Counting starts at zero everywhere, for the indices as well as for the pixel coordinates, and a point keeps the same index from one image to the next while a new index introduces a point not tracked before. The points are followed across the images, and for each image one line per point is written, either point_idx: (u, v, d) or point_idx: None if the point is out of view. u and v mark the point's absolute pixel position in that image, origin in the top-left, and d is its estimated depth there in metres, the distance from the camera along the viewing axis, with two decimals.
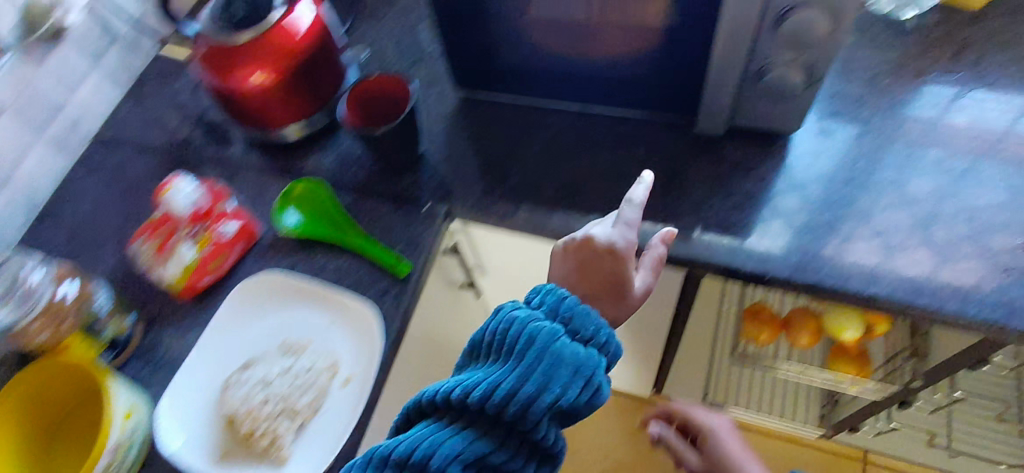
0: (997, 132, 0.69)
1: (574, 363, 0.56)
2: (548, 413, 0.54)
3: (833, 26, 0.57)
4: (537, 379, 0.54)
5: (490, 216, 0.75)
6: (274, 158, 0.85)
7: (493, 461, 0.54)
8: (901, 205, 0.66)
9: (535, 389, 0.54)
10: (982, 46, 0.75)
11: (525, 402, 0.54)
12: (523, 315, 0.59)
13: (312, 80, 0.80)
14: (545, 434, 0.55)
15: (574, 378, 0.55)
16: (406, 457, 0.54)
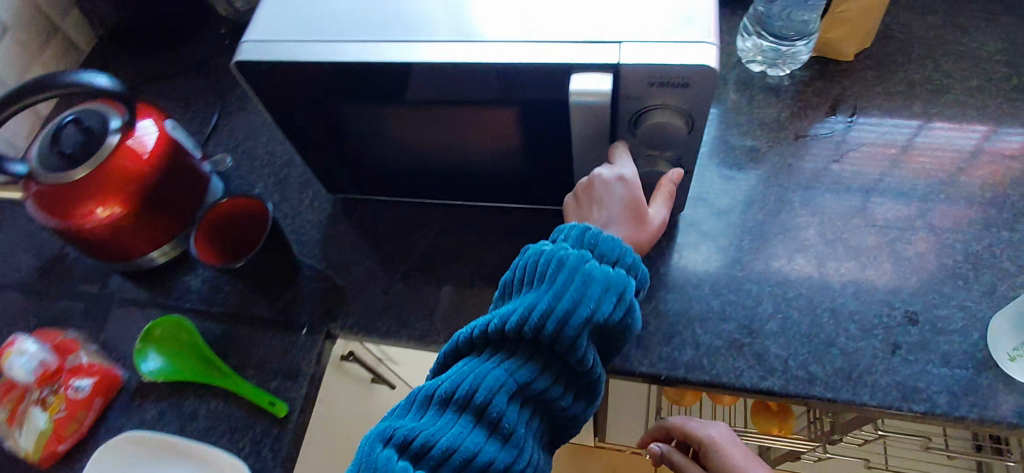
0: (894, 144, 0.71)
1: (603, 279, 0.52)
2: (586, 327, 0.51)
3: (688, 128, 0.54)
4: (567, 297, 0.51)
5: (372, 334, 0.70)
6: (143, 284, 0.78)
7: (536, 388, 0.51)
8: (807, 237, 0.68)
9: (568, 304, 0.50)
10: (856, 98, 0.75)
11: (565, 323, 0.50)
12: (551, 246, 0.55)
13: (162, 205, 0.72)
14: (586, 354, 0.51)
15: (606, 296, 0.51)
16: (447, 395, 0.50)
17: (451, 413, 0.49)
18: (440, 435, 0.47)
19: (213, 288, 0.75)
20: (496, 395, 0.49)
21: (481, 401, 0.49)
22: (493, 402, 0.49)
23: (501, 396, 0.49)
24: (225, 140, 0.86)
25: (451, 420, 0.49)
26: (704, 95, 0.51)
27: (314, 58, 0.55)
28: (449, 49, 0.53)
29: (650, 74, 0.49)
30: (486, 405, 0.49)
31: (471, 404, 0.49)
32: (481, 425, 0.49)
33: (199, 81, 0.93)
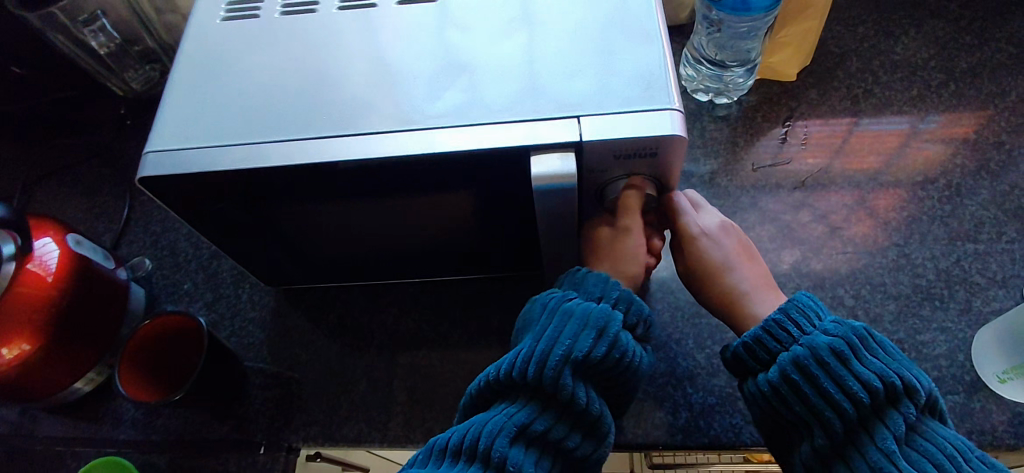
0: (837, 134, 0.73)
1: (582, 314, 0.50)
2: (569, 365, 0.48)
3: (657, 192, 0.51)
4: (547, 338, 0.49)
5: (341, 441, 0.63)
6: (65, 416, 0.68)
7: (538, 430, 0.48)
8: (771, 247, 0.67)
9: (548, 344, 0.49)
10: (804, 118, 0.74)
11: (550, 360, 0.48)
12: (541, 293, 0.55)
13: (77, 329, 0.63)
14: (580, 392, 0.48)
15: (584, 331, 0.49)
16: (451, 446, 0.47)
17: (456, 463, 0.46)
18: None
19: (149, 414, 0.66)
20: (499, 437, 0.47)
21: (485, 446, 0.46)
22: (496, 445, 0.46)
23: (503, 438, 0.47)
24: (142, 236, 0.77)
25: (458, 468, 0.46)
26: (672, 160, 0.48)
27: (237, 165, 0.49)
28: (390, 141, 0.48)
29: (614, 148, 0.46)
30: (486, 450, 0.46)
31: (476, 451, 0.46)
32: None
33: (103, 170, 0.83)
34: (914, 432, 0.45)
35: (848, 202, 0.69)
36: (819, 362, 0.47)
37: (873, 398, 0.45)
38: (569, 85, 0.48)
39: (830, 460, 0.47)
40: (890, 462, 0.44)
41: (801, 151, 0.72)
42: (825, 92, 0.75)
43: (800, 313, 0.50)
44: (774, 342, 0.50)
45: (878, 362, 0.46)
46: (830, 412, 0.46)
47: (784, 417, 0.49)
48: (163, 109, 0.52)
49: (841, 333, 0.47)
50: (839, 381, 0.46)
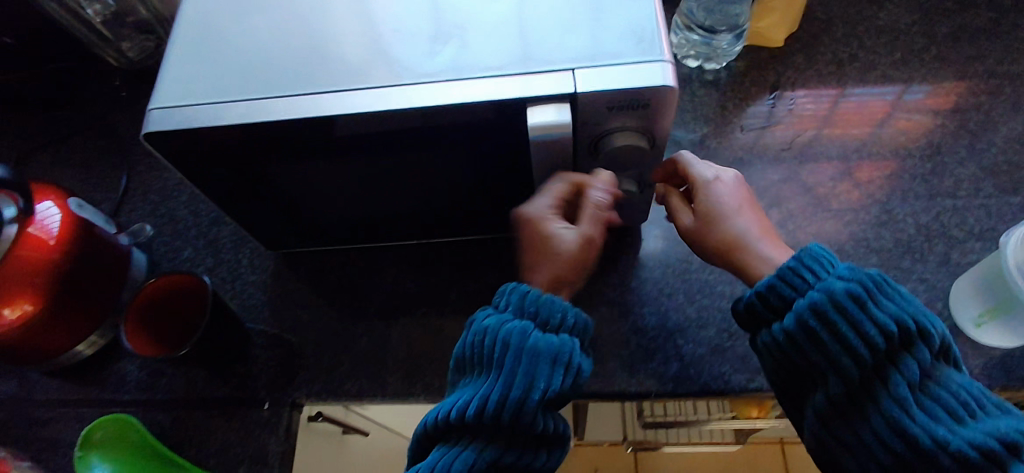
0: (821, 109, 0.74)
1: (548, 356, 0.49)
2: (541, 402, 0.48)
3: (651, 144, 0.53)
4: (518, 379, 0.48)
5: (345, 397, 0.65)
6: (69, 378, 0.69)
7: (506, 463, 0.49)
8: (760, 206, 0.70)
9: (518, 386, 0.48)
10: (792, 83, 0.76)
11: (511, 342, 0.49)
12: (492, 321, 0.51)
13: (79, 290, 0.64)
14: (547, 425, 0.49)
15: (554, 369, 0.49)
16: None
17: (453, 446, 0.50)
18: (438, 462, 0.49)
19: (152, 375, 0.67)
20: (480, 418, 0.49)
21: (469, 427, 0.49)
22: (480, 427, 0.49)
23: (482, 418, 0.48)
24: (141, 205, 0.78)
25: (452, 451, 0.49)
26: (665, 113, 0.49)
27: (237, 120, 0.50)
28: (390, 96, 0.49)
29: (609, 99, 0.48)
30: None
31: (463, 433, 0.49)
32: None
33: (98, 140, 0.83)
34: (926, 379, 0.47)
35: (834, 164, 0.71)
36: (839, 309, 0.47)
37: (890, 344, 0.46)
38: (564, 40, 0.49)
39: (843, 411, 0.48)
40: (905, 409, 0.46)
41: (789, 115, 0.74)
42: (813, 57, 0.77)
43: (813, 261, 0.51)
44: (789, 292, 0.50)
45: (896, 309, 0.47)
46: (850, 361, 0.47)
47: (797, 367, 0.50)
48: (164, 68, 0.53)
49: (857, 279, 0.48)
50: (860, 329, 0.46)
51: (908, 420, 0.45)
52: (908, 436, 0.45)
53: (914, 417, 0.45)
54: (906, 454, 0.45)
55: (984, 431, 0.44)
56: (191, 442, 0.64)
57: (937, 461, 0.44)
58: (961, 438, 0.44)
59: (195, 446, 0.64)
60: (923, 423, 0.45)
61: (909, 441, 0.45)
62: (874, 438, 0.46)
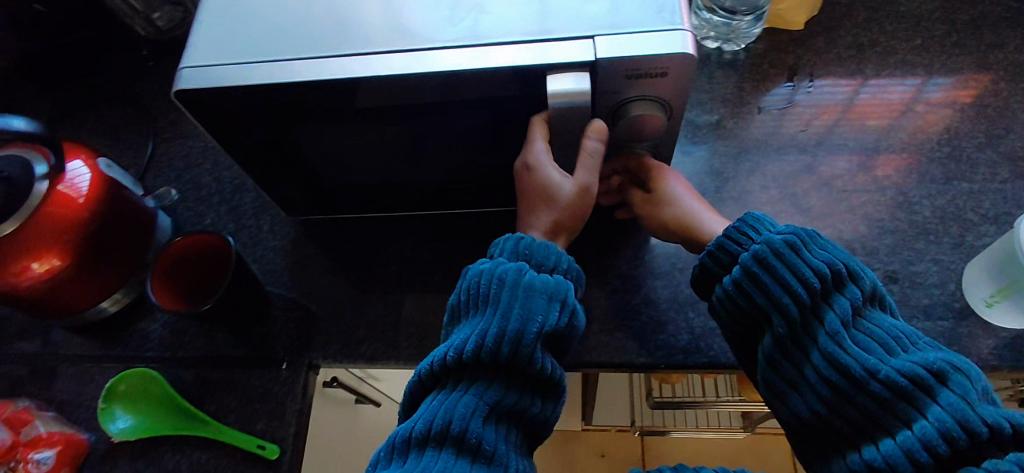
0: (837, 105, 0.74)
1: (546, 291, 0.52)
2: (540, 339, 0.50)
3: (668, 114, 0.53)
4: (520, 315, 0.50)
5: (361, 360, 0.67)
6: (95, 335, 0.71)
7: (508, 404, 0.49)
8: (775, 186, 0.70)
9: (521, 321, 0.50)
10: (811, 66, 0.76)
11: (509, 279, 0.52)
12: (489, 266, 0.54)
13: (106, 248, 0.66)
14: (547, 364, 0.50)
15: (551, 305, 0.51)
16: (416, 436, 0.47)
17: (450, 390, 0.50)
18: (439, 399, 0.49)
19: (175, 334, 0.69)
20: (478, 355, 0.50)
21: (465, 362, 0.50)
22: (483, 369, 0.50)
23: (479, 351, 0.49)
24: (166, 170, 0.80)
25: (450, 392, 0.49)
26: (683, 82, 0.50)
27: (292, 76, 0.51)
28: (443, 59, 0.50)
29: (628, 67, 0.48)
30: (463, 435, 0.46)
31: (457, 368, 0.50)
32: (462, 454, 0.46)
33: (126, 108, 0.85)
34: (861, 319, 0.49)
35: (850, 146, 0.71)
36: (774, 254, 0.52)
37: (823, 284, 0.50)
38: (586, 7, 0.50)
39: (787, 349, 0.52)
40: (837, 341, 0.48)
41: (807, 97, 0.75)
42: (832, 40, 0.77)
43: (756, 222, 0.56)
44: (736, 246, 0.56)
45: (826, 254, 0.51)
46: (786, 300, 0.51)
47: (747, 313, 0.54)
48: (195, 30, 0.54)
49: (791, 230, 0.53)
50: (793, 270, 0.51)
51: (839, 351, 0.48)
52: (840, 366, 0.48)
53: (844, 347, 0.48)
54: (841, 384, 0.48)
55: (915, 360, 0.45)
56: (212, 398, 0.66)
57: (868, 387, 0.46)
58: (889, 365, 0.46)
59: (215, 402, 0.65)
60: (854, 353, 0.47)
61: (842, 369, 0.48)
62: (812, 371, 0.49)
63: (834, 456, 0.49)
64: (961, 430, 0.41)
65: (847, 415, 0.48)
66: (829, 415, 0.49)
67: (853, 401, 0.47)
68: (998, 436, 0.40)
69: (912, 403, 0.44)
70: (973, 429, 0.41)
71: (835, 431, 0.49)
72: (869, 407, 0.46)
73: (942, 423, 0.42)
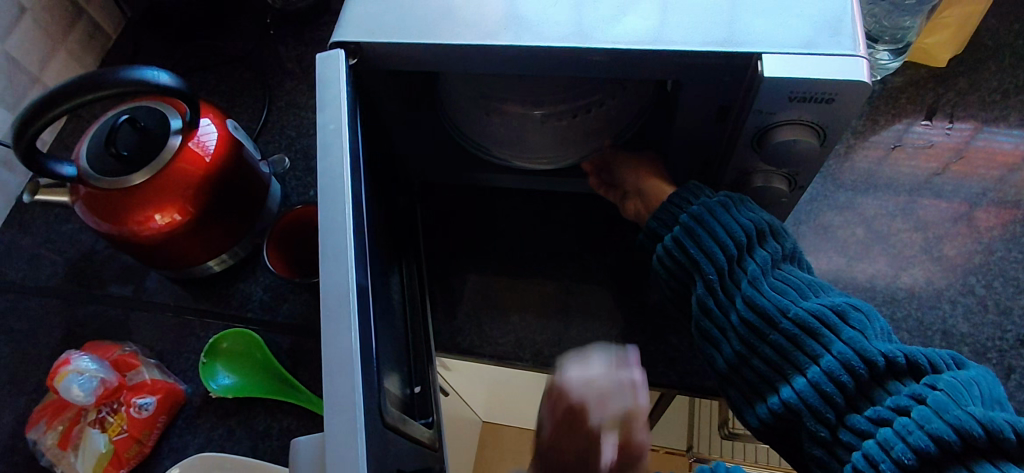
0: (953, 146, 0.71)
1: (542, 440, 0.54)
2: None
3: (821, 142, 0.51)
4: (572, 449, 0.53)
5: (454, 349, 0.68)
6: (198, 289, 0.73)
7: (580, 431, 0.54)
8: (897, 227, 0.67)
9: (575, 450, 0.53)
10: (951, 106, 0.73)
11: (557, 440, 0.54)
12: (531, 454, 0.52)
13: (223, 211, 0.67)
14: None
15: None
16: None
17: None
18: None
19: (276, 298, 0.71)
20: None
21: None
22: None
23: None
24: (278, 138, 0.83)
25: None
26: (848, 111, 0.48)
27: (320, 108, 0.50)
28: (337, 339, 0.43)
29: (796, 88, 0.46)
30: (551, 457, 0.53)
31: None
32: None
33: (245, 73, 0.88)
34: (780, 270, 0.52)
35: (983, 196, 0.68)
36: (706, 211, 0.55)
37: (747, 238, 0.53)
38: (755, 23, 0.48)
39: (714, 297, 0.53)
40: (756, 287, 0.51)
41: (944, 140, 0.71)
42: (978, 81, 0.74)
43: (694, 189, 0.58)
44: (673, 207, 0.57)
45: (751, 214, 0.54)
46: (715, 250, 0.53)
47: (682, 267, 0.56)
48: (346, 9, 0.55)
49: (720, 195, 0.56)
50: (722, 223, 0.54)
51: (757, 294, 0.50)
52: (759, 308, 0.50)
53: (762, 291, 0.50)
54: (758, 325, 0.50)
55: (825, 303, 0.48)
56: (306, 367, 0.66)
57: (781, 326, 0.48)
58: (801, 306, 0.48)
59: (309, 372, 0.66)
60: (770, 296, 0.50)
61: (762, 312, 0.50)
62: (735, 316, 0.51)
63: (755, 400, 0.51)
64: (860, 361, 0.44)
65: (764, 356, 0.49)
66: (749, 355, 0.50)
67: (768, 340, 0.49)
68: (893, 365, 0.44)
69: (818, 340, 0.47)
70: (871, 359, 0.44)
71: (752, 374, 0.50)
72: (785, 348, 0.48)
73: (845, 356, 0.45)
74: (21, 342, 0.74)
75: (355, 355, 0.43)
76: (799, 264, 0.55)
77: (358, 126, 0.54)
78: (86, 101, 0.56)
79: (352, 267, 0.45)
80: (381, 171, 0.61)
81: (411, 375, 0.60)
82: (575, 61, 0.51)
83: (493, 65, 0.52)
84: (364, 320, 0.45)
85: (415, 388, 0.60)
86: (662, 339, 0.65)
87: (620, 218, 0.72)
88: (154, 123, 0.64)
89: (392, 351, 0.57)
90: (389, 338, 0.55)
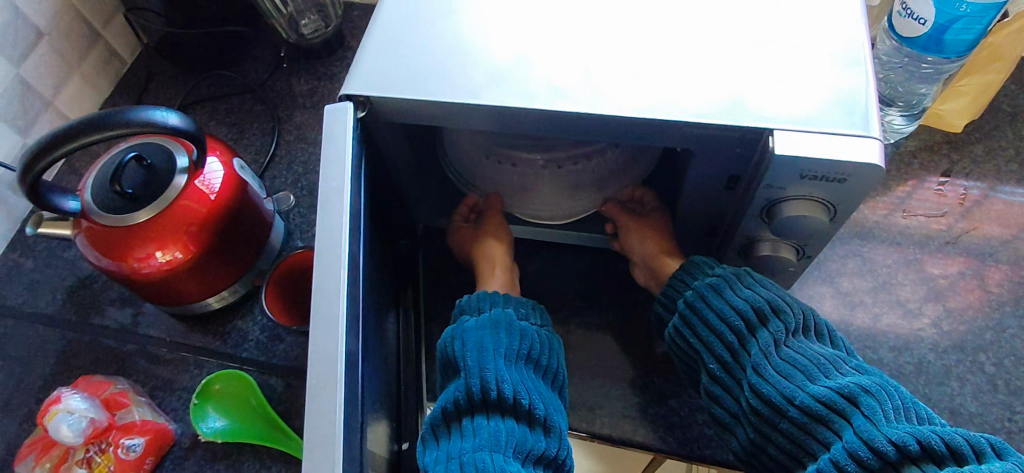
0: (968, 196, 0.70)
1: (502, 360, 0.54)
2: (528, 364, 0.57)
3: (830, 217, 0.50)
4: (514, 373, 0.54)
5: None
6: (195, 325, 0.72)
7: (519, 357, 0.56)
8: (906, 295, 0.66)
9: (514, 371, 0.54)
10: (965, 173, 0.72)
11: (508, 356, 0.55)
12: (481, 370, 0.53)
13: (225, 250, 0.67)
14: (536, 358, 0.57)
15: (517, 369, 0.55)
16: (483, 389, 0.52)
17: (461, 341, 0.56)
18: (445, 331, 0.58)
19: (272, 339, 0.70)
20: (503, 295, 0.61)
21: (482, 382, 0.52)
22: (503, 324, 0.57)
23: (501, 386, 0.52)
24: (285, 173, 0.83)
25: (441, 352, 0.58)
26: (858, 191, 0.47)
27: (324, 167, 0.50)
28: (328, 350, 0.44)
29: (805, 167, 0.46)
30: (500, 380, 0.52)
31: (475, 398, 0.52)
32: (495, 414, 0.52)
33: (255, 105, 0.89)
34: (785, 349, 0.52)
35: (998, 266, 0.67)
36: (700, 297, 0.57)
37: (745, 321, 0.54)
38: (766, 95, 0.48)
39: (723, 384, 0.55)
40: (760, 372, 0.52)
41: (960, 207, 0.70)
42: (994, 148, 0.72)
43: (696, 267, 0.60)
44: (674, 292, 0.60)
45: (749, 292, 0.55)
46: (714, 340, 0.56)
47: (689, 352, 0.58)
48: (357, 60, 0.55)
49: (719, 274, 0.57)
50: (716, 311, 0.56)
51: (760, 382, 0.51)
52: (764, 396, 0.51)
53: (765, 377, 0.51)
54: (767, 413, 0.51)
55: (833, 385, 0.48)
56: (298, 413, 0.65)
57: (789, 415, 0.50)
58: (805, 392, 0.49)
59: (301, 418, 0.65)
60: (774, 383, 0.51)
61: (766, 399, 0.51)
62: (744, 403, 0.53)
63: None
64: (869, 451, 0.44)
65: (778, 443, 0.51)
66: (762, 441, 0.52)
67: (779, 429, 0.50)
68: (905, 453, 0.43)
69: (829, 427, 0.47)
70: (878, 449, 0.44)
71: (772, 459, 0.52)
72: (795, 435, 0.50)
73: (851, 446, 0.45)
74: (15, 368, 0.73)
75: (337, 436, 0.42)
76: (811, 332, 0.54)
77: (362, 181, 0.53)
78: (94, 140, 0.56)
79: (342, 336, 0.44)
80: (383, 222, 0.61)
81: (401, 431, 0.59)
82: (582, 125, 0.50)
83: (504, 123, 0.52)
84: (351, 389, 0.44)
85: (401, 444, 0.59)
86: (662, 403, 0.64)
87: (625, 272, 0.71)
88: (160, 160, 0.64)
89: (385, 408, 0.56)
90: (380, 398, 0.54)
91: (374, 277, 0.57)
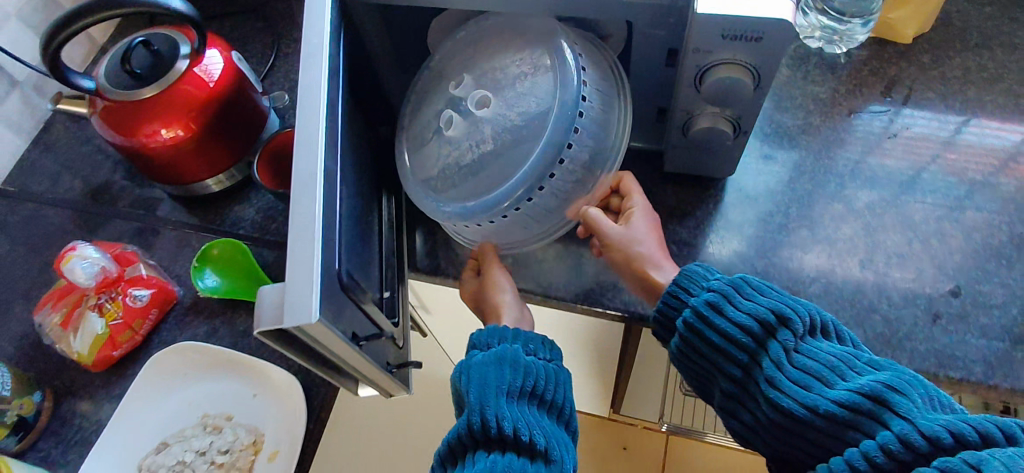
0: (933, 131, 0.73)
1: (505, 396, 0.57)
2: (533, 399, 0.59)
3: (755, 82, 0.55)
4: (514, 409, 0.56)
5: (422, 270, 0.74)
6: (198, 207, 0.80)
7: (524, 391, 0.58)
8: (847, 184, 0.72)
9: (516, 409, 0.56)
10: (911, 80, 0.76)
11: (511, 391, 0.57)
12: (485, 404, 0.56)
13: (220, 136, 0.74)
14: (542, 392, 0.59)
15: (521, 407, 0.57)
16: (486, 422, 0.55)
17: (468, 377, 0.59)
18: (455, 367, 0.61)
19: (266, 217, 0.77)
20: (513, 330, 0.63)
21: (483, 419, 0.55)
22: (508, 359, 0.60)
23: (499, 423, 0.54)
24: (283, 80, 0.90)
25: (455, 386, 0.62)
26: (776, 50, 0.52)
27: (305, 25, 0.55)
28: (304, 166, 0.48)
29: (725, 25, 0.51)
30: (501, 418, 0.55)
31: (477, 433, 0.55)
32: (496, 449, 0.54)
33: (258, 23, 0.95)
34: (797, 355, 0.53)
35: (932, 160, 0.72)
36: (701, 318, 0.57)
37: (752, 337, 0.55)
38: None
39: (739, 399, 0.57)
40: (777, 386, 0.52)
41: (903, 109, 0.75)
42: (942, 58, 0.77)
43: (691, 279, 0.60)
44: (672, 312, 0.60)
45: (751, 304, 0.56)
46: (724, 359, 0.56)
47: (699, 366, 0.59)
48: None
49: (718, 288, 0.58)
50: (721, 331, 0.56)
51: (780, 395, 0.52)
52: (785, 409, 0.52)
53: (783, 390, 0.52)
54: (792, 425, 0.52)
55: (853, 386, 0.49)
56: None
57: (815, 425, 0.50)
58: (826, 398, 0.50)
59: None
60: (794, 394, 0.51)
61: (787, 411, 0.52)
62: (763, 417, 0.54)
63: None
64: (901, 445, 0.45)
65: (807, 451, 0.52)
66: (790, 449, 0.53)
67: (807, 438, 0.51)
68: (938, 444, 0.44)
69: (858, 430, 0.48)
70: (911, 443, 0.45)
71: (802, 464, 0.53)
72: (827, 442, 0.50)
73: (883, 440, 0.46)
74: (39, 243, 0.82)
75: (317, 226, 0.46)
76: (819, 333, 0.55)
77: (339, 43, 0.59)
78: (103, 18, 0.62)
79: (319, 153, 0.48)
80: (365, 100, 0.67)
81: (382, 281, 0.64)
82: None
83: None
84: (328, 200, 0.48)
85: (382, 293, 0.64)
86: None
87: None
88: (166, 49, 0.70)
89: (365, 256, 0.61)
90: (361, 240, 0.60)
91: (355, 142, 0.63)
